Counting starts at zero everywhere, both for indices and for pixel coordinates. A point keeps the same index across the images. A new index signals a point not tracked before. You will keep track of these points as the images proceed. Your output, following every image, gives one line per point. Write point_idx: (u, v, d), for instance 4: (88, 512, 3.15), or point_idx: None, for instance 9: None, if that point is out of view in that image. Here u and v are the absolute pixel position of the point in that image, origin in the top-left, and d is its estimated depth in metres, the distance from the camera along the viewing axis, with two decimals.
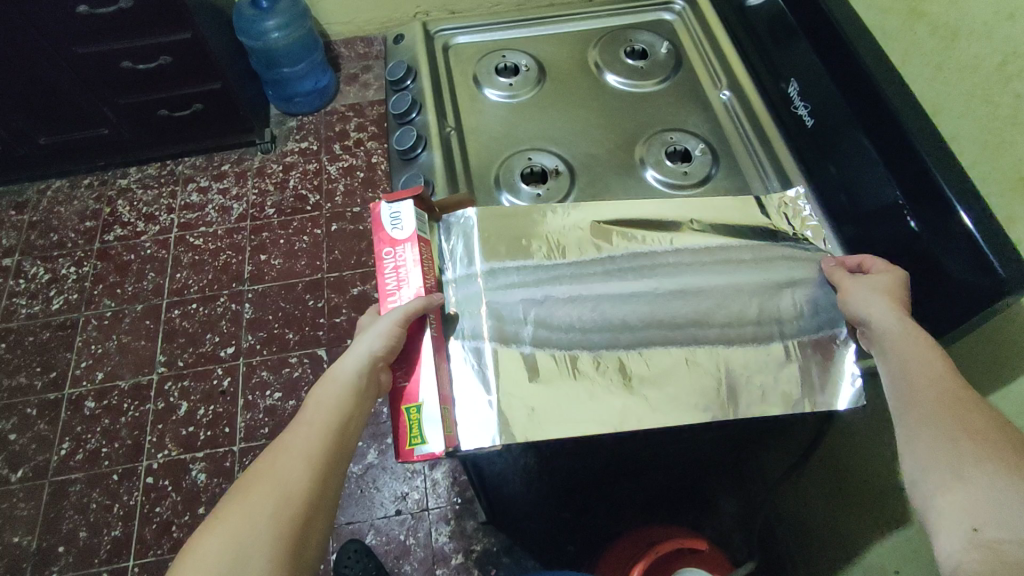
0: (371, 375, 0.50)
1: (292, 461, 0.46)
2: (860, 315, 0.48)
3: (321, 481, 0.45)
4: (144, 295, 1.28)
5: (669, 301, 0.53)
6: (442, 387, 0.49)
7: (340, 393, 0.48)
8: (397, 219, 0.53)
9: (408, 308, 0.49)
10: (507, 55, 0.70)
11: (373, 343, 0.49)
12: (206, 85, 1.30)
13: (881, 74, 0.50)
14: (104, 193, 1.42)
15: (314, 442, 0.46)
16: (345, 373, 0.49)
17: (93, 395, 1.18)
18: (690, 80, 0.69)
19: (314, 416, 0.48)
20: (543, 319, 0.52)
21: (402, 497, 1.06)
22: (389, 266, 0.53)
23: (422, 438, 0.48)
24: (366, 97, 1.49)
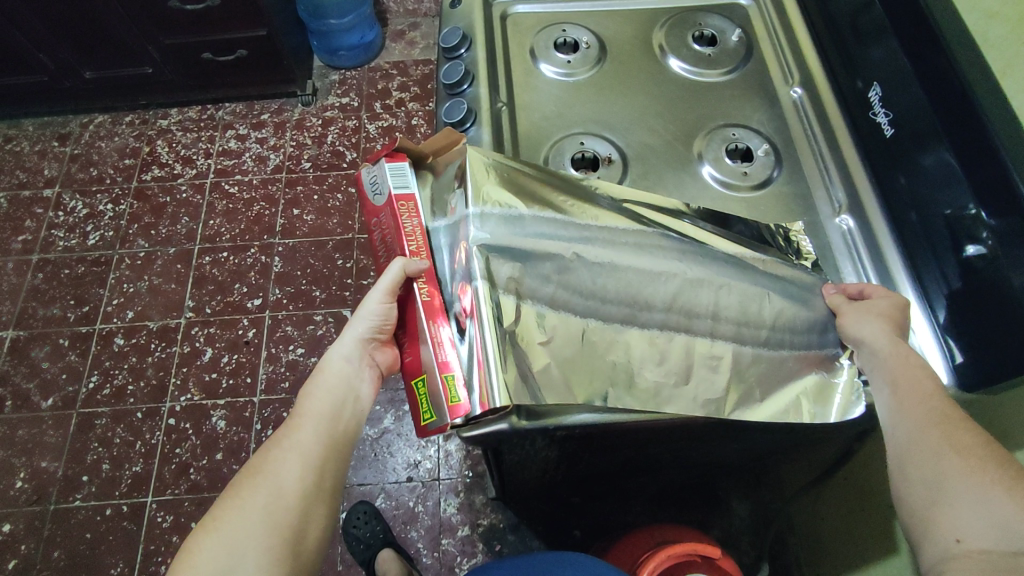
0: (366, 355, 0.52)
1: (287, 455, 0.47)
2: (853, 338, 0.47)
3: (316, 475, 0.47)
4: (177, 238, 1.29)
5: (694, 289, 0.50)
6: (440, 354, 0.47)
7: (337, 383, 0.51)
8: (376, 185, 0.54)
9: (388, 277, 0.49)
10: (567, 29, 0.66)
11: (361, 327, 0.51)
12: (251, 31, 1.27)
13: (984, 87, 0.44)
14: (144, 132, 1.42)
15: (310, 436, 0.48)
16: (339, 361, 0.52)
17: (122, 332, 1.20)
18: (760, 72, 0.65)
19: (310, 409, 0.49)
20: (564, 280, 0.49)
21: (415, 464, 1.07)
22: (378, 236, 0.54)
23: (433, 414, 0.46)
24: (411, 56, 1.49)
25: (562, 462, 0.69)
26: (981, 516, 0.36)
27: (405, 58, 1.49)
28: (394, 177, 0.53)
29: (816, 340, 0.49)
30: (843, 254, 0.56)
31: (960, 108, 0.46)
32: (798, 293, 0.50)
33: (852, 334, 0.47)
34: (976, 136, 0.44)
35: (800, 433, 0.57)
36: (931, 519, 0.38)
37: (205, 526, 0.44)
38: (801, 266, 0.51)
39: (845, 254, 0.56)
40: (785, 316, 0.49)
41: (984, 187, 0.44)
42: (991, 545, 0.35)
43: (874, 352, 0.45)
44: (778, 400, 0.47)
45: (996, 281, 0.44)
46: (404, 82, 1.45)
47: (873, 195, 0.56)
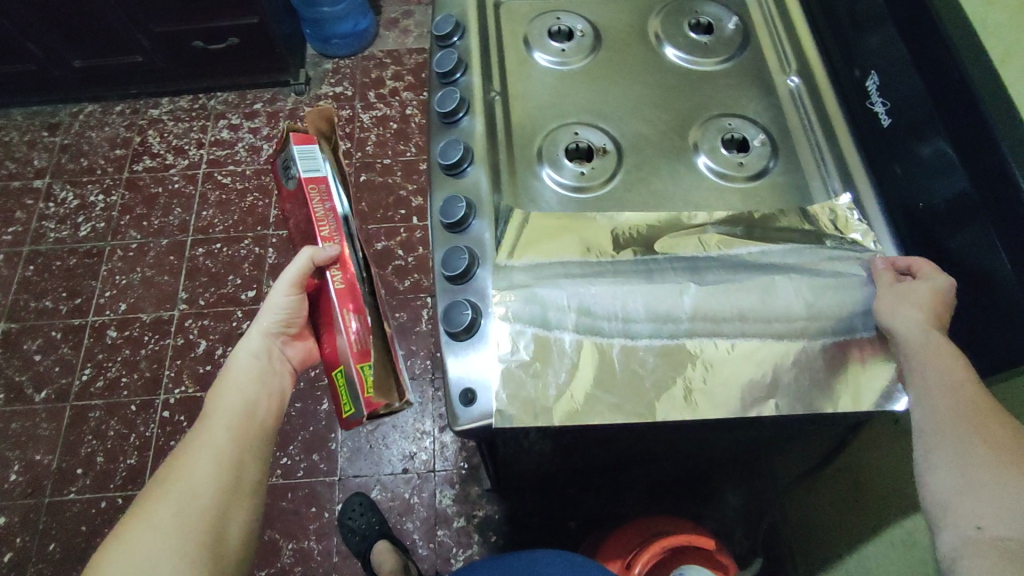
0: (273, 351, 0.61)
1: (200, 454, 0.52)
2: (889, 324, 0.46)
3: (233, 467, 0.52)
4: (170, 230, 1.28)
5: (734, 292, 0.49)
6: (360, 341, 0.50)
7: (249, 382, 0.58)
8: (289, 168, 0.56)
9: (290, 270, 0.55)
10: (562, 17, 0.65)
11: (268, 323, 0.60)
12: (243, 20, 1.25)
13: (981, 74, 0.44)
14: (135, 122, 1.40)
15: (222, 435, 0.53)
16: (251, 364, 0.59)
17: (115, 324, 1.19)
18: (758, 60, 0.63)
19: (220, 410, 0.55)
20: (584, 308, 0.49)
21: (410, 456, 1.07)
22: (297, 220, 0.58)
23: (351, 406, 0.50)
24: (405, 44, 1.47)
25: (558, 456, 0.69)
26: (1003, 502, 0.36)
27: (399, 47, 1.47)
28: (303, 160, 0.54)
29: (858, 322, 0.48)
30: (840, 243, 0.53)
31: (958, 97, 0.45)
32: (830, 282, 0.49)
33: (886, 317, 0.46)
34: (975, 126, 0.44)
35: (795, 424, 0.57)
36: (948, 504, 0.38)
37: (125, 528, 0.47)
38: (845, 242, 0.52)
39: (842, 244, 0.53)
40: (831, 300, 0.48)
41: (982, 176, 0.44)
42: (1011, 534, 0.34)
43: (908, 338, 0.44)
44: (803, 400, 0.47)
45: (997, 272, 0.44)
46: (399, 71, 1.44)
47: (871, 187, 0.55)
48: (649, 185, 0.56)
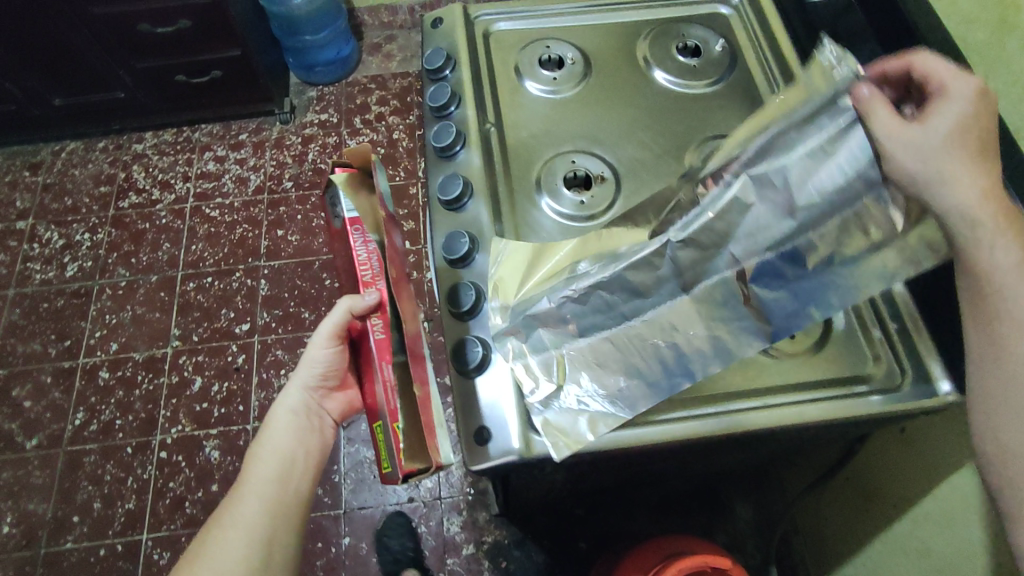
0: (310, 409, 0.67)
1: (245, 502, 0.60)
2: (910, 156, 0.37)
3: (269, 514, 0.60)
4: (159, 265, 1.26)
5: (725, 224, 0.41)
6: (390, 398, 0.49)
7: (289, 436, 0.65)
8: (336, 203, 0.56)
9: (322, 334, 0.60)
10: (551, 45, 0.65)
11: (306, 386, 0.66)
12: (226, 52, 1.25)
13: None
14: (119, 158, 1.39)
15: (262, 485, 0.61)
16: (290, 417, 0.66)
17: (107, 365, 1.17)
18: (746, 80, 0.64)
19: (260, 462, 0.63)
20: (579, 316, 0.46)
21: (415, 484, 1.06)
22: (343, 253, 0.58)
23: (387, 461, 0.50)
24: (388, 69, 1.48)
25: (572, 482, 0.68)
26: None
27: (383, 71, 1.48)
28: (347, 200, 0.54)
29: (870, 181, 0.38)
30: None
31: None
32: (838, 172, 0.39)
33: (907, 158, 0.37)
34: None
35: (802, 441, 0.58)
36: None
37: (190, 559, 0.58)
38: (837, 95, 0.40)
39: None
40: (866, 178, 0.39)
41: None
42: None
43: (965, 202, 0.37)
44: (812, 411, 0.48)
45: None
46: (383, 96, 1.44)
47: None
48: None
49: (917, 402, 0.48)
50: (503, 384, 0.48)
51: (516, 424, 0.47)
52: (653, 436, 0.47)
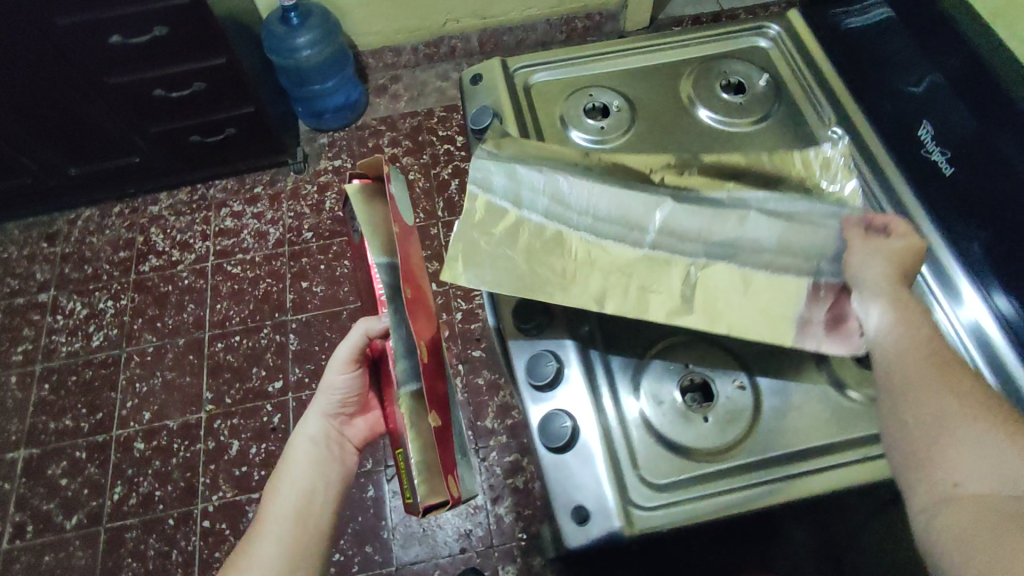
0: (332, 438, 0.65)
1: (268, 529, 0.58)
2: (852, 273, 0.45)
3: (294, 541, 0.58)
4: (186, 328, 1.25)
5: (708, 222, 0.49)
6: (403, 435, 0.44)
7: (310, 460, 0.63)
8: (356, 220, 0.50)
9: (343, 352, 0.60)
10: (595, 93, 0.65)
11: (324, 409, 0.64)
12: (239, 109, 1.25)
13: None
14: (136, 221, 1.38)
15: (286, 510, 0.59)
16: (311, 443, 0.64)
17: (141, 435, 1.15)
18: (794, 112, 0.64)
19: (282, 489, 0.61)
20: (651, 392, 0.49)
21: (466, 534, 1.04)
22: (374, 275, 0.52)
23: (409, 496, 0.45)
24: (397, 109, 1.48)
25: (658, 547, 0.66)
26: None
27: (392, 112, 1.47)
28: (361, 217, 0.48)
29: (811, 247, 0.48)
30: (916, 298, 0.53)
31: None
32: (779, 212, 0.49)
33: (852, 263, 0.45)
34: None
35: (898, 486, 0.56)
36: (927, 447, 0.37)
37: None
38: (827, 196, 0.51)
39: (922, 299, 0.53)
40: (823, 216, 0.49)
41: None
42: (990, 488, 0.34)
43: (875, 291, 0.43)
44: None
45: None
46: (395, 137, 1.43)
47: (941, 240, 0.55)
48: None
49: None
50: (594, 458, 0.47)
51: (615, 500, 0.46)
52: (754, 499, 0.46)
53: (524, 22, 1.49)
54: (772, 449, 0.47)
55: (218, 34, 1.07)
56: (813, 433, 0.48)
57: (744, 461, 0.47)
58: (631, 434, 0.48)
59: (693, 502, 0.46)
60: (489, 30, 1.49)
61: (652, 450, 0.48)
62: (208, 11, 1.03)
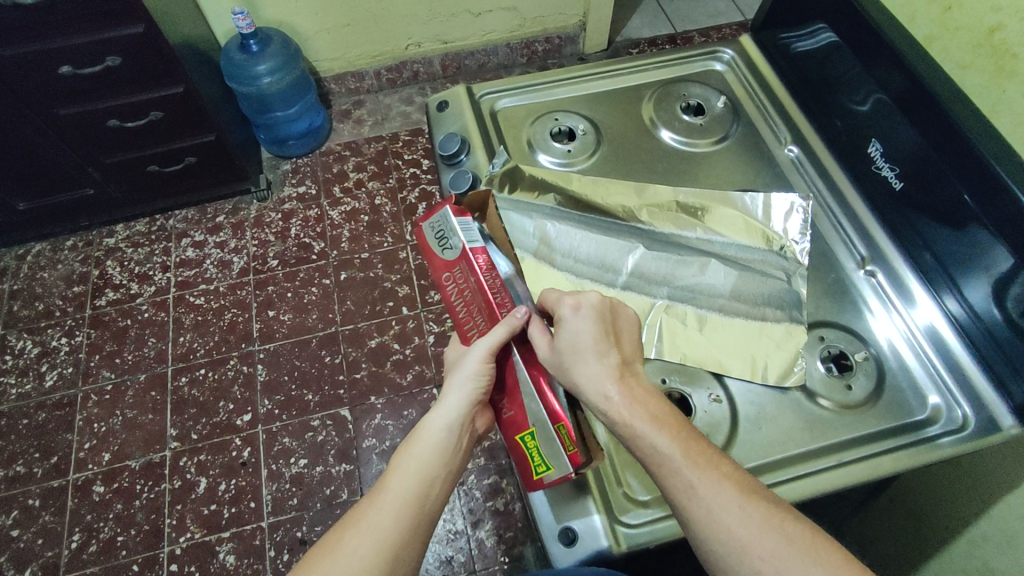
0: (463, 428, 0.50)
1: (359, 538, 0.45)
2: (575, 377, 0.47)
3: (390, 563, 0.44)
4: (147, 362, 1.20)
5: (677, 266, 0.58)
6: (550, 404, 0.47)
7: (431, 458, 0.48)
8: (444, 239, 0.53)
9: (492, 338, 0.48)
10: (561, 118, 0.68)
11: (463, 389, 0.49)
12: (199, 137, 1.23)
13: (979, 131, 0.46)
14: (91, 254, 1.33)
15: (388, 521, 0.45)
16: (437, 434, 0.49)
17: (101, 478, 1.10)
18: (750, 132, 0.67)
19: (389, 492, 0.47)
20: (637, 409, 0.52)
21: (447, 561, 1.02)
22: (453, 291, 0.53)
23: (547, 465, 0.47)
24: (361, 134, 1.47)
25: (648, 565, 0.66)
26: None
27: (356, 137, 1.47)
28: (464, 230, 0.52)
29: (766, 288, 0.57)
30: (872, 305, 0.57)
31: (964, 155, 0.47)
32: (738, 260, 0.58)
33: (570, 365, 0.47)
34: (988, 181, 0.45)
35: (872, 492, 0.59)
36: (698, 541, 0.43)
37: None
38: (776, 251, 0.58)
39: (878, 305, 0.57)
40: (770, 261, 0.58)
41: (1000, 224, 0.45)
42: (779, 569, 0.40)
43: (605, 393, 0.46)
44: (882, 462, 0.49)
45: None
46: (360, 161, 1.43)
47: (893, 247, 0.58)
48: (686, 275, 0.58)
49: (982, 439, 0.50)
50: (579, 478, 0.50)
51: (599, 519, 0.48)
52: None
53: (485, 46, 1.51)
54: (750, 461, 0.50)
55: (174, 62, 1.06)
56: (788, 445, 0.51)
57: None
58: (616, 454, 0.51)
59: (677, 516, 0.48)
60: (452, 54, 1.51)
61: (636, 469, 0.50)
62: (162, 40, 1.02)
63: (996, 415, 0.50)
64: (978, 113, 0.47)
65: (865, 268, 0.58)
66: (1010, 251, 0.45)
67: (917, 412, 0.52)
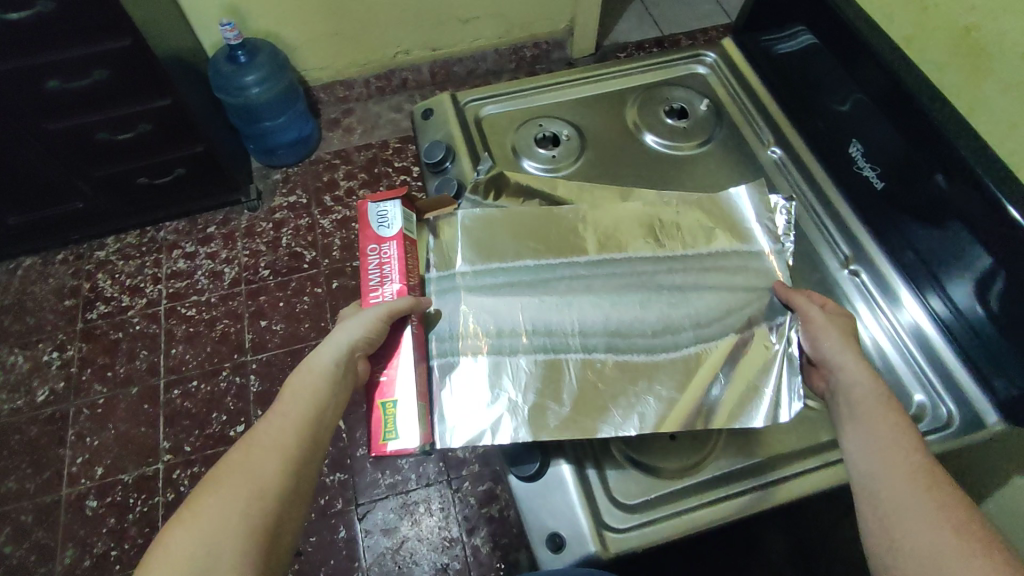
0: (349, 364, 0.51)
1: (263, 459, 0.45)
2: (831, 361, 0.49)
3: (292, 478, 0.45)
4: (139, 375, 1.20)
5: (693, 300, 0.56)
6: (419, 385, 0.52)
7: (318, 386, 0.49)
8: (383, 217, 0.56)
9: (398, 304, 0.53)
10: (544, 124, 0.68)
11: (354, 333, 0.51)
12: (188, 149, 1.23)
13: (957, 131, 0.46)
14: (81, 268, 1.32)
15: (278, 443, 0.46)
16: (323, 365, 0.50)
17: (94, 493, 1.09)
18: (734, 135, 0.68)
19: (280, 419, 0.47)
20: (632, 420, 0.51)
21: (443, 568, 1.02)
22: (374, 262, 0.56)
23: (396, 434, 0.50)
24: (351, 142, 1.47)
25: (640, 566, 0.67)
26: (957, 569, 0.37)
27: (346, 145, 1.47)
28: (404, 215, 0.57)
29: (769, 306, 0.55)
30: (858, 305, 0.57)
31: (943, 156, 0.47)
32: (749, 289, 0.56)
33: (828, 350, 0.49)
34: (968, 180, 0.46)
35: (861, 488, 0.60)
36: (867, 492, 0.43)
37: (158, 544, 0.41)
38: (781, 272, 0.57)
39: (863, 305, 0.57)
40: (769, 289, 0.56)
41: (981, 223, 0.45)
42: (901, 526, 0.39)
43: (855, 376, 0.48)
44: None
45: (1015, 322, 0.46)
46: (350, 170, 1.43)
47: (877, 246, 0.59)
48: (702, 304, 0.56)
49: (967, 434, 0.50)
50: (566, 483, 0.50)
51: (588, 526, 0.48)
52: (719, 512, 0.49)
53: (473, 53, 1.52)
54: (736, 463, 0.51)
55: (161, 75, 1.06)
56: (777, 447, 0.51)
57: (707, 479, 0.50)
58: (606, 460, 0.52)
59: (665, 521, 0.49)
60: (440, 61, 1.51)
61: (623, 473, 0.51)
62: (149, 53, 1.02)
63: (984, 410, 0.51)
64: (957, 114, 0.47)
65: (851, 269, 0.58)
66: (991, 249, 0.45)
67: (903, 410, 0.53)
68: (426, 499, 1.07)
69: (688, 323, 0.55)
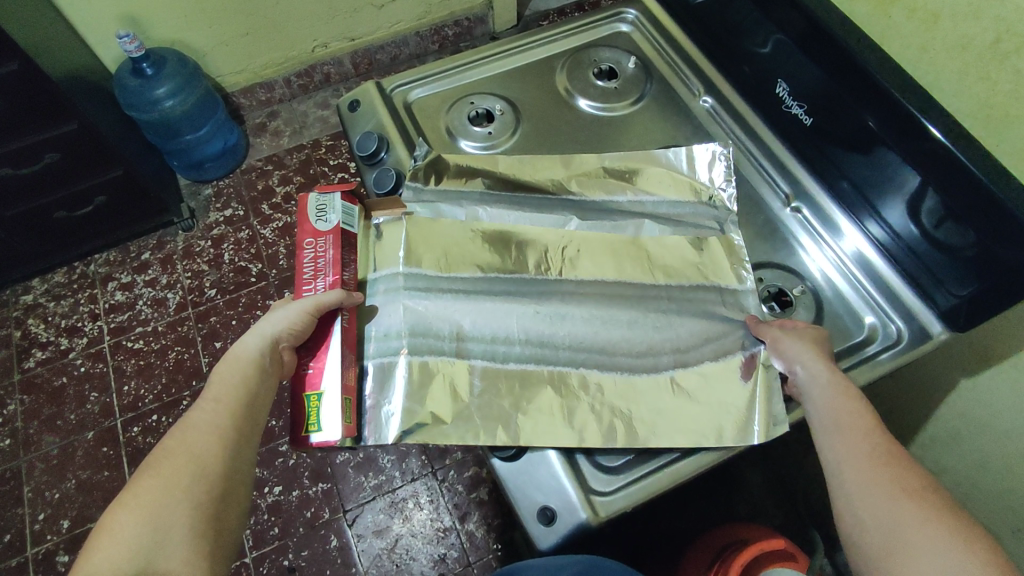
0: (275, 354, 0.52)
1: (201, 439, 0.46)
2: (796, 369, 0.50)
3: (230, 450, 0.46)
4: (92, 419, 1.14)
5: (666, 320, 0.56)
6: (345, 378, 0.52)
7: (247, 372, 0.50)
8: (321, 211, 0.57)
9: (325, 297, 0.53)
10: (476, 101, 0.67)
11: (277, 323, 0.52)
12: (104, 174, 1.16)
13: (874, 59, 0.48)
14: (9, 315, 1.24)
15: (211, 426, 0.47)
16: (248, 352, 0.50)
17: (64, 547, 1.04)
18: (665, 89, 0.68)
19: (213, 402, 0.48)
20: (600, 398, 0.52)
21: (440, 559, 1.02)
22: (309, 255, 0.55)
23: (319, 426, 0.51)
24: (281, 145, 1.42)
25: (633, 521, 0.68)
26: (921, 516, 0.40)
27: (276, 150, 1.41)
28: (342, 211, 0.57)
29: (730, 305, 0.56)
30: (803, 241, 0.59)
31: (863, 84, 0.48)
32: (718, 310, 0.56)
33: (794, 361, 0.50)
34: (889, 103, 0.47)
35: None
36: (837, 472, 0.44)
37: (99, 536, 0.41)
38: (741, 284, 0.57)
39: (808, 239, 0.59)
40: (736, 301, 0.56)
41: (905, 142, 0.47)
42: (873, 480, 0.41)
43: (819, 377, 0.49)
44: None
45: (948, 235, 0.48)
46: (284, 174, 1.38)
47: (813, 181, 0.60)
48: (673, 321, 0.55)
49: (916, 348, 0.53)
50: (548, 457, 0.51)
51: (576, 494, 0.49)
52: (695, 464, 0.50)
53: (394, 38, 1.47)
54: None
55: (61, 97, 0.99)
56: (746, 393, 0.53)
57: None
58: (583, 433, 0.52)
59: (644, 479, 0.50)
60: (361, 50, 1.46)
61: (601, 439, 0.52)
62: (44, 75, 0.95)
63: (929, 324, 0.53)
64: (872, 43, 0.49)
65: (790, 207, 0.60)
66: (917, 165, 0.47)
67: (855, 334, 0.55)
68: (414, 494, 1.06)
69: (662, 343, 0.54)
